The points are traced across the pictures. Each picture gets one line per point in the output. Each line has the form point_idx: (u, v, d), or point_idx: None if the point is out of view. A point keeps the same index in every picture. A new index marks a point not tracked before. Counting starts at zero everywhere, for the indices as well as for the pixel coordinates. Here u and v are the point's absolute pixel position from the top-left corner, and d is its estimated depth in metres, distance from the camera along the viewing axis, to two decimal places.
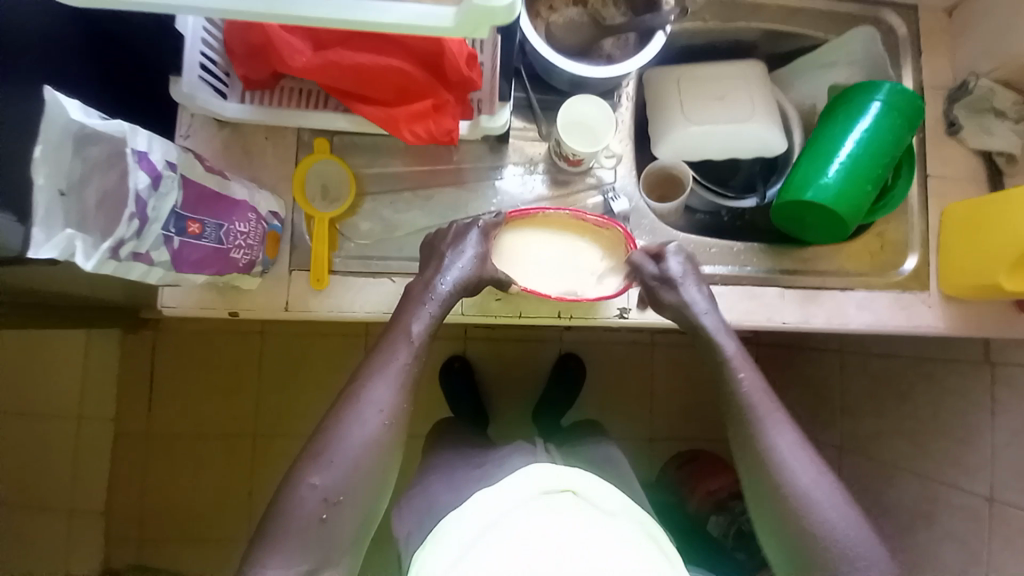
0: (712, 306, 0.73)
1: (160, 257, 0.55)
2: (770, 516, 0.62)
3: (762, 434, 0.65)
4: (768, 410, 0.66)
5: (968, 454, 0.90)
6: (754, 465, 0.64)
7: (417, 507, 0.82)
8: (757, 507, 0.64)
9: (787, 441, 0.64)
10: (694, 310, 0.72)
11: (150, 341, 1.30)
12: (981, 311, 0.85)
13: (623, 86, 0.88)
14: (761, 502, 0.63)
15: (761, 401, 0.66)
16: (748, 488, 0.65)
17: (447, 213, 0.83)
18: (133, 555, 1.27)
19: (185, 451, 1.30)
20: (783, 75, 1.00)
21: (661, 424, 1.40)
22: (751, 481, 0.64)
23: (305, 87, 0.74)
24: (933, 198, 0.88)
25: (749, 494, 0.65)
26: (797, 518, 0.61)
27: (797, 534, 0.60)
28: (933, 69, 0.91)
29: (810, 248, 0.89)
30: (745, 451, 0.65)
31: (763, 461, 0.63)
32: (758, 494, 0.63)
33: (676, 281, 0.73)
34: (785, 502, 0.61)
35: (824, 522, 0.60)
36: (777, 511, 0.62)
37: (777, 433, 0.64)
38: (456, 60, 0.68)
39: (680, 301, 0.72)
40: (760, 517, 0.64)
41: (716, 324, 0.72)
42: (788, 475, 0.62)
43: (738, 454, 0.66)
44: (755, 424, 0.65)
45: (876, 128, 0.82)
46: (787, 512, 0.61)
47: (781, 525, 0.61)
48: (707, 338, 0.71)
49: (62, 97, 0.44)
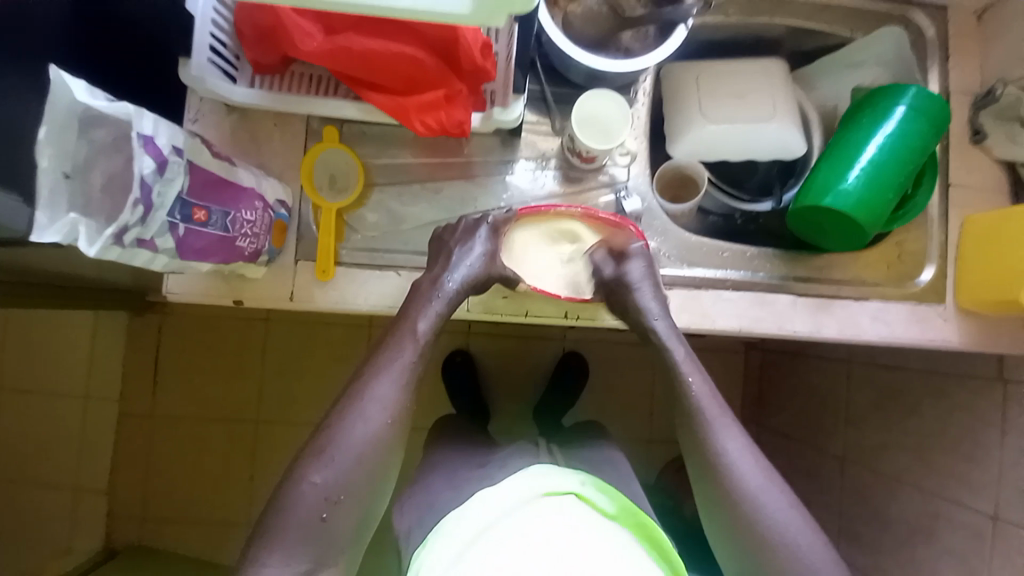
0: (665, 311, 0.71)
1: (164, 244, 0.54)
2: (735, 538, 0.61)
3: (715, 460, 0.63)
4: (719, 418, 0.65)
5: (974, 472, 0.89)
6: (716, 499, 0.62)
7: (418, 504, 0.81)
8: (717, 535, 0.63)
9: (739, 450, 0.63)
10: (643, 313, 0.71)
11: (156, 324, 1.31)
12: (996, 326, 0.83)
13: (640, 82, 0.86)
14: (719, 530, 0.63)
15: (710, 409, 0.65)
16: (699, 492, 0.65)
17: (456, 208, 0.82)
18: (134, 534, 1.28)
19: (188, 436, 1.31)
20: (805, 74, 0.97)
21: (662, 426, 1.39)
22: (707, 502, 0.63)
23: (316, 72, 0.73)
24: (955, 208, 0.86)
25: (707, 510, 0.64)
26: (772, 533, 0.60)
27: (771, 543, 0.60)
28: (960, 73, 0.88)
29: (826, 255, 0.88)
30: (707, 483, 0.63)
31: (721, 492, 0.62)
32: (714, 519, 0.63)
33: (632, 285, 0.72)
34: (780, 511, 0.61)
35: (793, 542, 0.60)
36: (762, 532, 0.60)
37: (746, 450, 0.64)
38: (471, 49, 0.66)
39: (635, 307, 0.71)
40: (719, 544, 0.63)
41: (667, 331, 0.70)
42: (765, 507, 0.61)
43: (693, 468, 0.65)
44: (707, 442, 0.64)
45: (900, 134, 0.79)
46: (756, 540, 0.60)
47: (741, 545, 0.61)
48: (657, 344, 0.70)
49: (67, 78, 0.43)
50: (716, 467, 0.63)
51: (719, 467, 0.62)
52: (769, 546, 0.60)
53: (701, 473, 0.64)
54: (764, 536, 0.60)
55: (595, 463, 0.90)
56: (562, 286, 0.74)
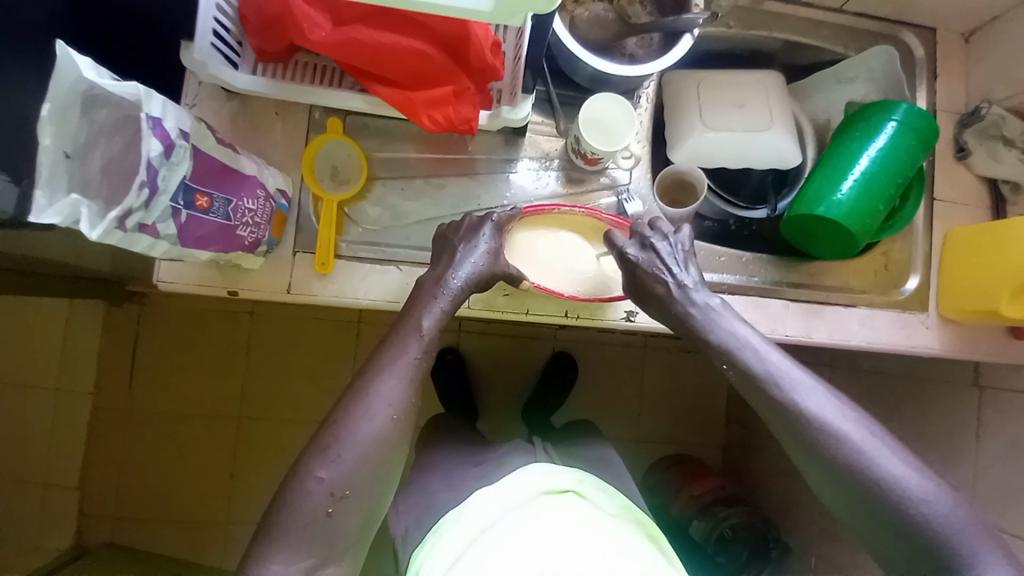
0: (705, 287, 0.72)
1: (166, 229, 0.52)
2: (837, 483, 0.59)
3: (810, 428, 0.61)
4: (790, 371, 0.64)
5: (952, 474, 0.93)
6: (806, 448, 0.61)
7: (415, 504, 0.80)
8: (833, 501, 0.60)
9: (815, 398, 0.62)
10: (677, 294, 0.71)
11: (134, 315, 1.26)
12: (977, 334, 0.86)
13: (643, 87, 0.87)
14: (823, 481, 0.61)
15: (779, 368, 0.64)
16: (787, 446, 0.63)
17: (458, 204, 0.81)
18: (108, 532, 1.24)
19: (166, 431, 1.27)
20: (802, 86, 0.99)
21: (650, 428, 1.41)
22: (798, 453, 0.62)
23: (320, 62, 0.72)
24: (939, 220, 0.89)
25: (800, 461, 0.62)
26: (872, 472, 0.58)
27: (871, 486, 0.57)
28: (946, 92, 0.92)
29: (817, 262, 0.90)
30: (791, 432, 0.62)
31: (822, 457, 0.60)
32: (823, 484, 0.61)
33: (647, 265, 0.72)
34: (877, 456, 0.58)
35: (919, 500, 0.56)
36: (856, 476, 0.58)
37: (823, 396, 0.62)
38: (480, 46, 0.66)
39: (659, 288, 0.71)
40: (825, 492, 0.61)
41: (709, 304, 0.70)
42: (880, 466, 0.58)
43: (773, 424, 0.64)
44: (783, 399, 0.63)
45: (891, 147, 0.82)
46: (875, 500, 0.57)
47: (846, 489, 0.59)
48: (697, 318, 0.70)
49: (74, 53, 0.41)
50: (796, 416, 0.62)
51: (813, 431, 0.61)
52: (874, 489, 0.57)
53: (782, 424, 0.63)
54: (863, 478, 0.58)
55: (590, 463, 0.90)
56: (586, 287, 0.77)
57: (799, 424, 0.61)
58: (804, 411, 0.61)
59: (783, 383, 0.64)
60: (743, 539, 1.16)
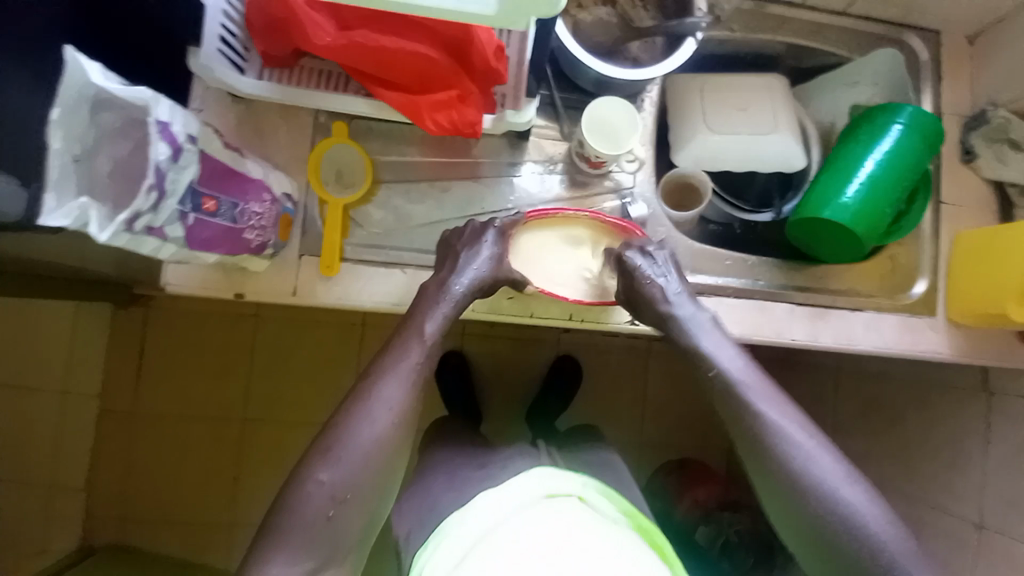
0: (689, 298, 0.72)
1: (174, 233, 0.53)
2: (788, 505, 0.61)
3: (777, 446, 0.62)
4: (757, 390, 0.65)
5: (957, 479, 0.92)
6: (762, 467, 0.63)
7: (417, 507, 0.80)
8: (781, 519, 0.63)
9: (780, 418, 0.63)
10: (663, 303, 0.71)
11: (139, 318, 1.28)
12: (985, 338, 0.85)
13: (647, 90, 0.87)
14: (775, 502, 0.62)
15: (751, 386, 0.66)
16: (747, 463, 0.65)
17: (463, 208, 0.82)
18: (110, 534, 1.24)
19: (171, 432, 1.27)
20: (804, 91, 1.00)
21: (654, 432, 1.40)
22: (756, 472, 0.64)
23: (326, 67, 0.73)
24: (946, 223, 0.88)
25: (757, 480, 0.64)
26: (823, 498, 0.60)
27: (820, 512, 0.59)
28: (952, 94, 0.91)
29: (822, 266, 0.90)
30: (752, 450, 0.63)
31: (783, 477, 0.61)
32: (778, 501, 0.62)
33: (645, 267, 0.71)
34: (830, 481, 0.60)
35: (866, 525, 0.58)
36: (808, 500, 0.60)
37: (785, 418, 0.63)
38: (484, 51, 0.67)
39: (653, 293, 0.71)
40: (777, 514, 0.63)
41: (692, 313, 0.71)
42: (833, 485, 0.60)
43: (737, 441, 0.65)
44: (748, 416, 0.64)
45: (896, 150, 0.82)
46: (827, 523, 0.59)
47: (796, 511, 0.61)
48: (679, 330, 0.70)
49: (83, 60, 0.42)
50: (760, 434, 0.63)
51: (773, 451, 0.62)
52: (822, 513, 0.59)
53: (744, 441, 0.64)
54: (814, 502, 0.60)
55: (593, 468, 0.90)
56: (590, 291, 0.77)
57: (764, 439, 0.63)
58: (772, 427, 0.63)
59: (750, 399, 0.65)
60: (747, 546, 1.17)
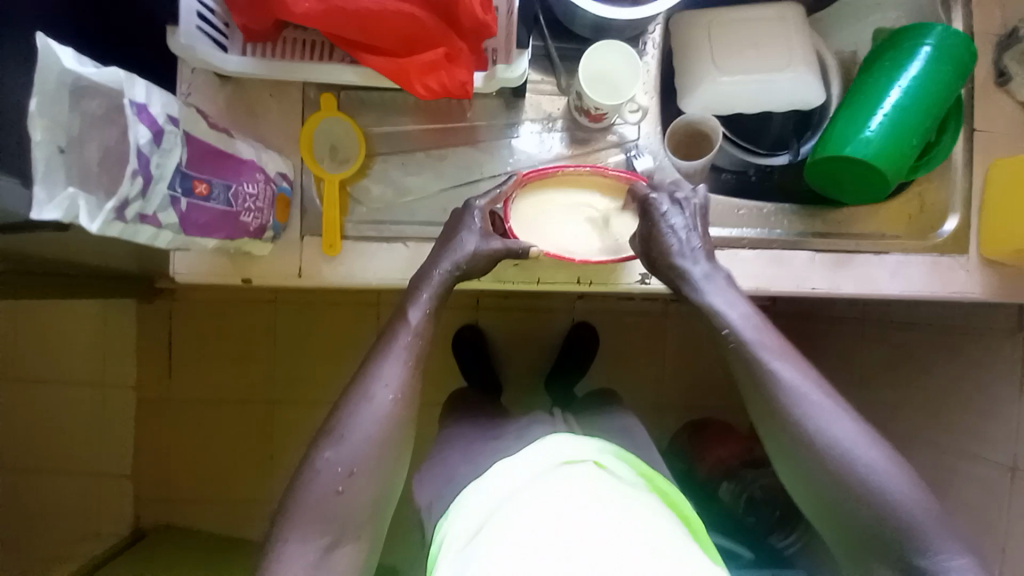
0: (704, 253, 0.69)
1: (168, 219, 0.53)
2: (803, 466, 0.60)
3: (790, 411, 0.60)
4: (770, 348, 0.63)
5: (990, 424, 0.88)
6: (774, 427, 0.61)
7: (437, 477, 0.82)
8: (797, 482, 0.61)
9: (792, 375, 0.62)
10: (678, 258, 0.68)
11: (165, 309, 1.31)
12: (1021, 275, 0.80)
13: (648, 32, 0.82)
14: (789, 464, 0.61)
15: (766, 342, 0.63)
16: (760, 425, 0.64)
17: (461, 175, 0.79)
18: (161, 514, 1.32)
19: (206, 417, 1.33)
20: (822, 19, 0.92)
21: (673, 393, 1.39)
22: (768, 433, 0.63)
23: (308, 37, 0.69)
24: (979, 153, 0.82)
25: (769, 441, 0.63)
26: (840, 458, 0.58)
27: (835, 474, 0.58)
28: (985, 10, 0.82)
29: (845, 210, 0.85)
30: (764, 410, 0.62)
31: (798, 443, 0.60)
32: (790, 463, 0.61)
33: (656, 226, 0.68)
34: (847, 440, 0.58)
35: (885, 486, 0.56)
36: (821, 461, 0.58)
37: (796, 377, 0.61)
38: (470, 3, 0.62)
39: (667, 251, 0.68)
40: (792, 477, 0.61)
41: (708, 270, 0.68)
42: (849, 445, 0.58)
43: (750, 402, 0.64)
44: (760, 375, 0.62)
45: (924, 77, 0.76)
46: (846, 491, 0.57)
47: (809, 472, 0.59)
48: (694, 292, 0.67)
49: (54, 45, 0.41)
50: (770, 393, 0.61)
51: (784, 411, 0.60)
52: (836, 474, 0.58)
53: (757, 403, 0.63)
54: (832, 461, 0.58)
55: (609, 433, 0.90)
56: (598, 250, 0.75)
57: (777, 398, 0.61)
58: (787, 388, 0.61)
59: (763, 355, 0.63)
60: (773, 500, 1.15)
